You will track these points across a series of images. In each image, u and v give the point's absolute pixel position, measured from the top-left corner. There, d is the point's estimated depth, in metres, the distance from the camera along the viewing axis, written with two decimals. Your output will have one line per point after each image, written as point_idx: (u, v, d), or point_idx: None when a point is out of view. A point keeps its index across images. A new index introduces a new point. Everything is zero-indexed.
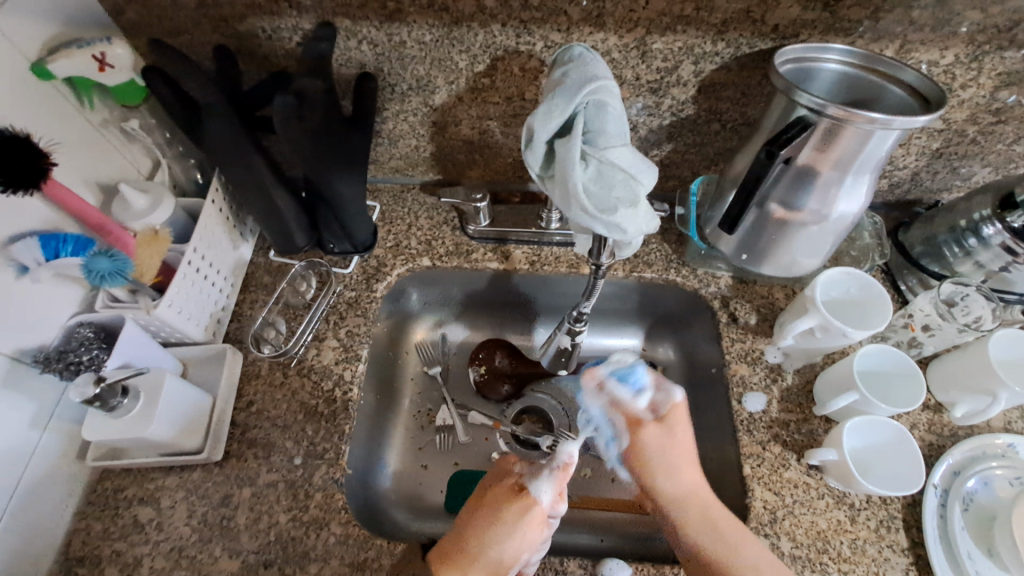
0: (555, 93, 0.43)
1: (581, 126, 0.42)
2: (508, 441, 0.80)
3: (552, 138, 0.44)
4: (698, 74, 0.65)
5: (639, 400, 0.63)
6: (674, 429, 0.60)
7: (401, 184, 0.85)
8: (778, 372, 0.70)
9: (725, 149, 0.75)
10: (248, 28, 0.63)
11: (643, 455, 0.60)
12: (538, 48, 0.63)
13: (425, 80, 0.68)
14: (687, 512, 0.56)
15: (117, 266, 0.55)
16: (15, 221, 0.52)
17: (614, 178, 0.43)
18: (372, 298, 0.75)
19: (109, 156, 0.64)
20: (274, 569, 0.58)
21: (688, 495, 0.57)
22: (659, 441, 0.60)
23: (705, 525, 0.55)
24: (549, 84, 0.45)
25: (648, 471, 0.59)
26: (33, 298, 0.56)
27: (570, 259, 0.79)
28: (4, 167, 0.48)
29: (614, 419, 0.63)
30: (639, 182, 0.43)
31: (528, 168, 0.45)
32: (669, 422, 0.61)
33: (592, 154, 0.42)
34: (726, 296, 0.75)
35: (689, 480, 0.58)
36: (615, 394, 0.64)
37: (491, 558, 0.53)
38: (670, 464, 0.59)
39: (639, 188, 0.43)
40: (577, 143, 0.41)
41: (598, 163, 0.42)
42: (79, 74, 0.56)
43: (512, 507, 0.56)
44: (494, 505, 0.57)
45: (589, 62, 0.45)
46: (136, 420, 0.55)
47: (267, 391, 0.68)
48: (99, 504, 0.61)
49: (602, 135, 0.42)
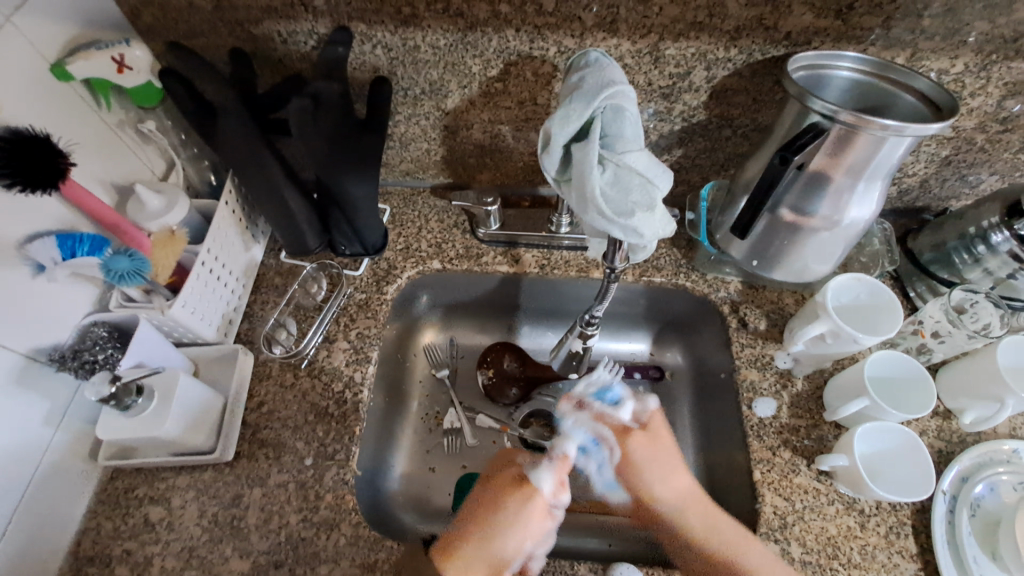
0: (572, 97, 0.44)
1: (599, 131, 0.42)
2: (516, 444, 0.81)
3: (569, 143, 0.44)
4: (710, 80, 0.65)
5: (621, 411, 0.62)
6: (657, 436, 0.61)
7: (411, 187, 0.86)
8: (788, 378, 0.70)
9: (735, 154, 0.75)
10: (264, 32, 0.63)
11: (633, 467, 0.60)
12: (551, 54, 0.63)
13: (438, 85, 0.68)
14: (692, 519, 0.58)
15: (137, 265, 0.56)
16: (32, 221, 0.53)
17: (631, 183, 0.43)
18: (383, 300, 0.76)
19: (125, 157, 0.64)
20: (284, 570, 0.58)
21: (684, 501, 0.59)
22: (646, 450, 0.60)
23: (705, 521, 0.58)
24: (566, 89, 0.46)
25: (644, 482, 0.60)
26: (49, 297, 0.56)
27: (580, 263, 0.79)
28: (25, 167, 0.49)
29: (603, 434, 0.61)
30: (655, 186, 0.44)
31: (544, 172, 0.46)
32: (652, 430, 0.61)
33: (609, 158, 0.43)
34: (736, 301, 0.76)
35: (680, 484, 0.60)
36: (597, 409, 0.62)
37: (496, 553, 0.54)
38: (660, 470, 0.60)
39: (656, 192, 0.44)
40: (595, 147, 0.42)
41: (616, 167, 0.43)
42: (98, 76, 0.57)
43: (512, 503, 0.56)
44: (496, 499, 0.57)
45: (606, 67, 0.45)
46: (150, 419, 0.55)
47: (277, 392, 0.68)
48: (110, 503, 0.62)
49: (619, 139, 0.43)
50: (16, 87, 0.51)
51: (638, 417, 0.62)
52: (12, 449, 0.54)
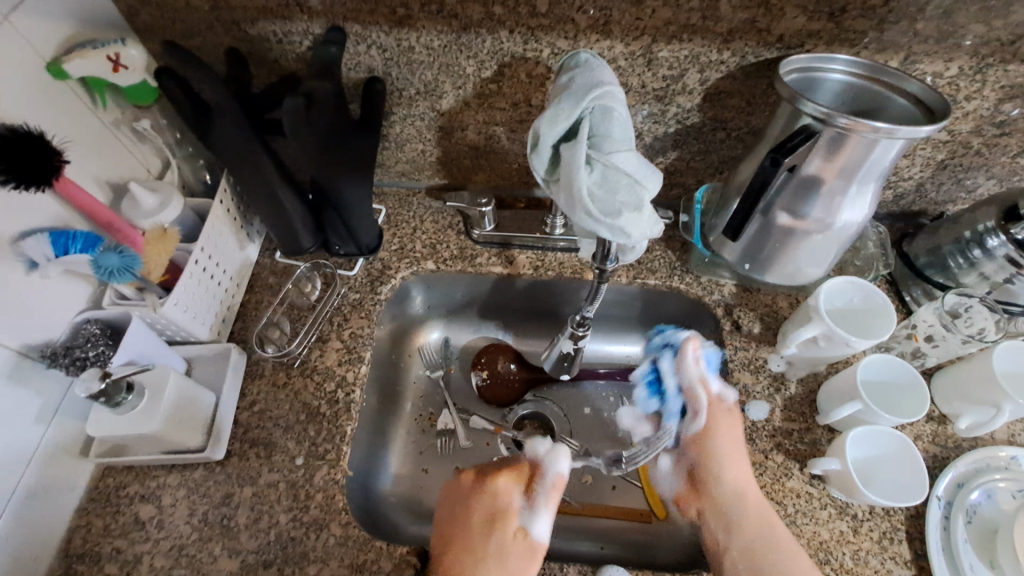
0: (561, 97, 0.44)
1: (586, 131, 0.42)
2: (510, 446, 0.81)
3: (558, 142, 0.44)
4: (704, 82, 0.65)
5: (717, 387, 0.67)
6: (733, 424, 0.65)
7: (406, 188, 0.86)
8: (781, 381, 0.69)
9: (729, 157, 0.75)
10: (259, 32, 0.64)
11: (708, 445, 0.64)
12: (544, 55, 0.63)
13: (432, 86, 0.68)
14: (776, 531, 0.57)
15: (126, 262, 0.56)
16: (25, 218, 0.53)
17: (618, 183, 0.43)
18: (376, 300, 0.76)
19: (120, 155, 0.65)
20: (272, 570, 0.57)
21: (753, 512, 0.59)
22: (727, 441, 0.64)
23: (762, 534, 0.57)
24: (556, 89, 0.46)
25: (713, 469, 0.63)
26: (42, 294, 0.56)
27: (574, 265, 0.79)
28: (16, 165, 0.49)
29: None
30: (643, 187, 0.44)
31: (533, 172, 0.46)
32: (729, 416, 0.65)
33: (597, 158, 0.42)
34: (730, 304, 0.75)
35: (742, 471, 0.62)
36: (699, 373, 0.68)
37: None
38: (735, 464, 0.62)
39: (644, 193, 0.44)
40: (582, 147, 0.42)
41: (604, 166, 0.43)
42: (93, 74, 0.57)
43: (517, 550, 0.57)
44: (500, 549, 0.57)
45: (595, 68, 0.46)
46: (139, 416, 0.55)
47: (270, 391, 0.68)
48: (100, 501, 0.62)
49: (607, 139, 0.43)
50: (11, 84, 0.51)
51: (722, 401, 0.67)
52: (3, 445, 0.54)
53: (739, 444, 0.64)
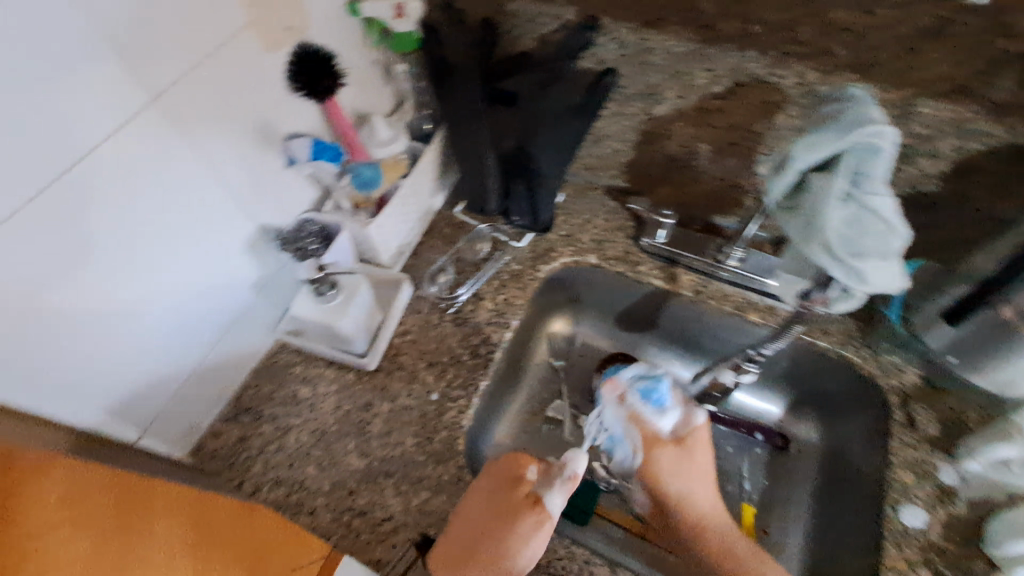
0: (825, 126, 0.42)
1: (849, 166, 0.41)
2: None
3: (808, 170, 0.44)
4: (959, 150, 0.59)
5: (661, 419, 0.65)
6: (693, 453, 0.63)
7: (586, 181, 0.88)
8: (946, 494, 0.61)
9: (953, 239, 0.68)
10: (516, 8, 0.69)
11: (658, 476, 0.62)
12: (787, 83, 0.61)
13: (656, 90, 0.69)
14: (709, 536, 0.61)
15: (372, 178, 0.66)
16: (299, 122, 0.63)
17: (869, 226, 0.42)
18: (535, 276, 0.79)
19: (371, 89, 0.74)
20: (391, 481, 0.63)
21: (713, 512, 0.62)
22: (671, 459, 0.63)
23: (721, 539, 0.60)
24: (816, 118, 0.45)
25: (656, 478, 0.63)
26: (287, 187, 0.66)
27: (738, 301, 0.75)
28: (307, 77, 0.58)
29: (631, 433, 0.65)
30: (896, 236, 0.42)
31: (770, 194, 0.46)
32: (688, 444, 0.64)
33: (854, 195, 0.41)
34: (908, 395, 0.68)
35: (703, 494, 0.62)
36: (639, 408, 0.66)
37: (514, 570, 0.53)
38: (682, 480, 0.62)
39: (894, 242, 0.42)
40: (840, 181, 0.41)
41: (857, 206, 0.42)
42: (378, 17, 0.65)
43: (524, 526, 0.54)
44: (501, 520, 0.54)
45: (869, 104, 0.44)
46: (332, 309, 0.63)
47: (422, 327, 0.74)
48: (270, 370, 0.71)
49: (871, 179, 0.41)
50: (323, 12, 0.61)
51: (677, 429, 0.65)
52: (228, 301, 0.64)
53: (705, 470, 0.63)
